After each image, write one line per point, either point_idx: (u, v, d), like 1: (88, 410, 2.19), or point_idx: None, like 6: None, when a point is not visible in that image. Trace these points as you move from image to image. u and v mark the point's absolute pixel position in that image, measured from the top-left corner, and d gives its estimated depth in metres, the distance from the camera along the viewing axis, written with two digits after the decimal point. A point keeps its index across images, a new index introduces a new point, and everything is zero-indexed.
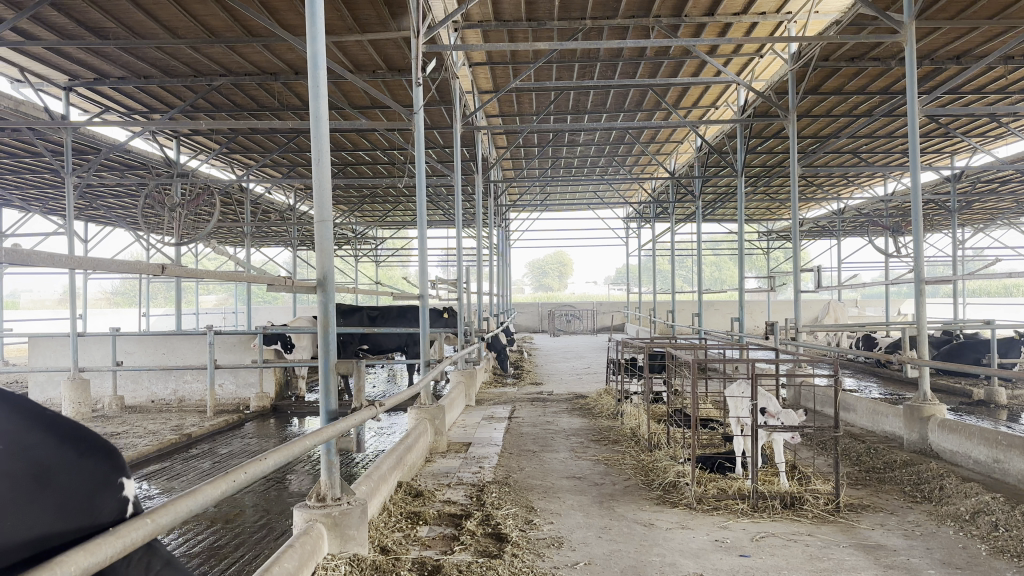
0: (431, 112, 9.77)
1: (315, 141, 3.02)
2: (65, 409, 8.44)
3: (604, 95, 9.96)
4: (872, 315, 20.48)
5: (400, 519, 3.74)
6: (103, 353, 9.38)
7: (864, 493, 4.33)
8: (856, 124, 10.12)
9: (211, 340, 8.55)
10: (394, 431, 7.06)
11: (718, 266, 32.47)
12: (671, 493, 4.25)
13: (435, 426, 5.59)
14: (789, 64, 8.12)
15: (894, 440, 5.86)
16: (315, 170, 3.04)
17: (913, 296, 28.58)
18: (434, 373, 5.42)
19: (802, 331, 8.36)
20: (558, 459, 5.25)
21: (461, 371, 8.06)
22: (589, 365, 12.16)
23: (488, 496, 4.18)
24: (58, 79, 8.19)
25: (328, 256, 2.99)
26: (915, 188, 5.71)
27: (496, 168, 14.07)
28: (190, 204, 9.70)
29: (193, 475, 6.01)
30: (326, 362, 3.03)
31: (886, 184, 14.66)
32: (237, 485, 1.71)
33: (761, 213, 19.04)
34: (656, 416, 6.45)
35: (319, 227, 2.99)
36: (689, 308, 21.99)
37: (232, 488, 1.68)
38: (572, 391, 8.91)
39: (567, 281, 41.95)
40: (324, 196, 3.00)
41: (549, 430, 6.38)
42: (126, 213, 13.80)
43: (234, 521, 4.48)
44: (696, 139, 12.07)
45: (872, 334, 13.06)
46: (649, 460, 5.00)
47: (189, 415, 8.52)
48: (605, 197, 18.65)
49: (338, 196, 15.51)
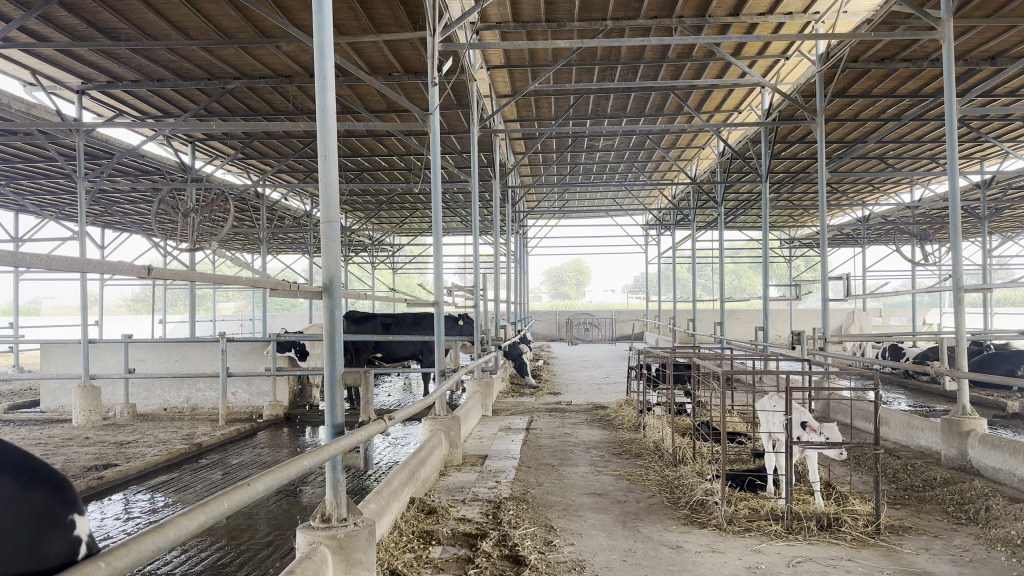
0: (449, 116, 9.59)
1: (322, 137, 2.83)
2: (76, 417, 8.30)
3: (625, 99, 9.75)
4: (898, 325, 20.06)
5: (412, 539, 3.53)
6: (116, 360, 9.25)
7: (905, 514, 4.06)
8: (884, 128, 9.83)
9: (223, 347, 8.38)
10: (408, 443, 6.86)
11: (739, 274, 32.13)
12: (699, 512, 4.01)
13: (450, 437, 5.38)
14: (817, 65, 7.86)
15: (932, 456, 5.58)
16: (321, 167, 2.84)
17: (937, 305, 28.07)
18: (449, 384, 5.22)
19: (830, 341, 8.09)
20: (578, 474, 5.02)
21: (478, 380, 7.85)
22: (609, 375, 11.90)
23: (505, 514, 3.96)
24: (71, 82, 8.09)
25: (333, 259, 2.79)
26: (953, 192, 5.42)
27: (514, 174, 13.90)
28: (205, 209, 9.59)
29: (203, 486, 5.83)
30: (332, 373, 2.83)
31: (912, 191, 14.34)
32: (201, 523, 1.52)
33: (784, 220, 18.72)
34: (679, 428, 6.20)
35: (325, 228, 2.79)
36: (710, 316, 21.67)
37: (194, 525, 1.50)
38: (592, 401, 8.68)
39: (585, 289, 41.65)
40: (331, 195, 2.81)
41: (568, 443, 6.15)
42: (143, 219, 13.74)
43: (241, 537, 4.28)
44: (719, 144, 11.84)
45: (899, 345, 12.72)
46: (674, 476, 4.76)
47: (201, 424, 8.38)
48: (625, 204, 18.42)
49: (355, 202, 15.40)
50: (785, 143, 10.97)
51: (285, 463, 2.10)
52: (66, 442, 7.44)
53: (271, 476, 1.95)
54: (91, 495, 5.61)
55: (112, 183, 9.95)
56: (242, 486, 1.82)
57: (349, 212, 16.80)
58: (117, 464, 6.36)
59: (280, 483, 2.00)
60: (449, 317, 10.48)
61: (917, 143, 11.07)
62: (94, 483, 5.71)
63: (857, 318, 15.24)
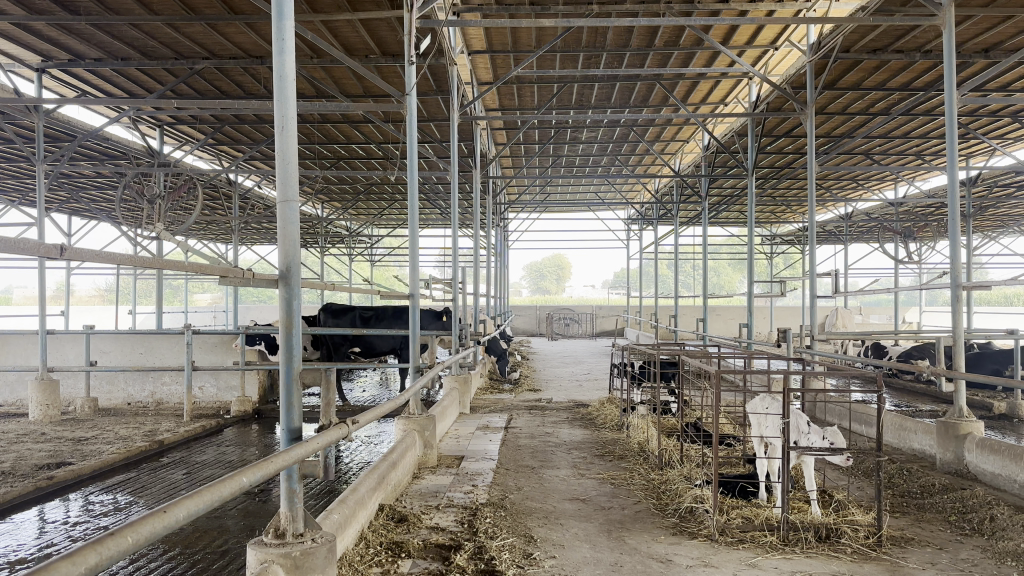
0: (428, 103, 9.27)
1: (279, 106, 2.53)
2: (32, 411, 7.91)
3: (609, 89, 9.51)
4: (879, 323, 20.00)
5: (380, 552, 3.25)
6: (77, 352, 8.89)
7: (905, 523, 3.83)
8: (873, 123, 9.65)
9: (189, 339, 8.03)
10: (381, 442, 6.57)
11: (719, 270, 32.07)
12: (688, 521, 3.75)
13: (425, 437, 5.07)
14: (808, 55, 7.65)
15: (926, 460, 5.36)
16: (278, 141, 2.55)
17: (916, 304, 28.22)
18: (424, 381, 4.92)
19: (817, 339, 7.89)
20: (559, 478, 4.74)
21: (455, 377, 7.56)
22: (590, 371, 11.67)
23: (482, 522, 3.69)
24: (29, 59, 7.69)
25: (291, 244, 2.51)
26: (953, 185, 5.19)
27: (496, 165, 13.61)
28: (172, 196, 9.21)
29: (162, 487, 5.50)
30: (288, 371, 2.53)
31: (897, 188, 14.23)
32: (85, 569, 1.29)
33: (767, 217, 18.61)
34: (665, 428, 5.95)
35: (282, 208, 2.51)
36: (692, 313, 21.54)
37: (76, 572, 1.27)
38: (573, 399, 8.43)
39: (565, 285, 41.48)
40: (289, 172, 2.52)
41: (548, 443, 5.88)
42: (110, 207, 13.30)
43: (197, 545, 3.95)
44: (704, 137, 11.61)
45: (882, 343, 12.61)
46: (660, 480, 4.51)
47: (165, 419, 8.03)
48: (607, 198, 18.20)
49: (331, 192, 15.04)
50: (772, 137, 10.77)
51: (214, 484, 1.82)
52: (20, 438, 7.07)
53: (190, 502, 1.67)
54: (40, 496, 5.27)
55: (76, 167, 9.54)
56: (153, 516, 1.55)
57: (325, 202, 16.45)
58: (71, 462, 6.02)
59: (207, 509, 1.73)
60: (427, 311, 10.17)
61: (905, 139, 10.90)
62: (44, 484, 5.36)
63: (840, 316, 15.12)
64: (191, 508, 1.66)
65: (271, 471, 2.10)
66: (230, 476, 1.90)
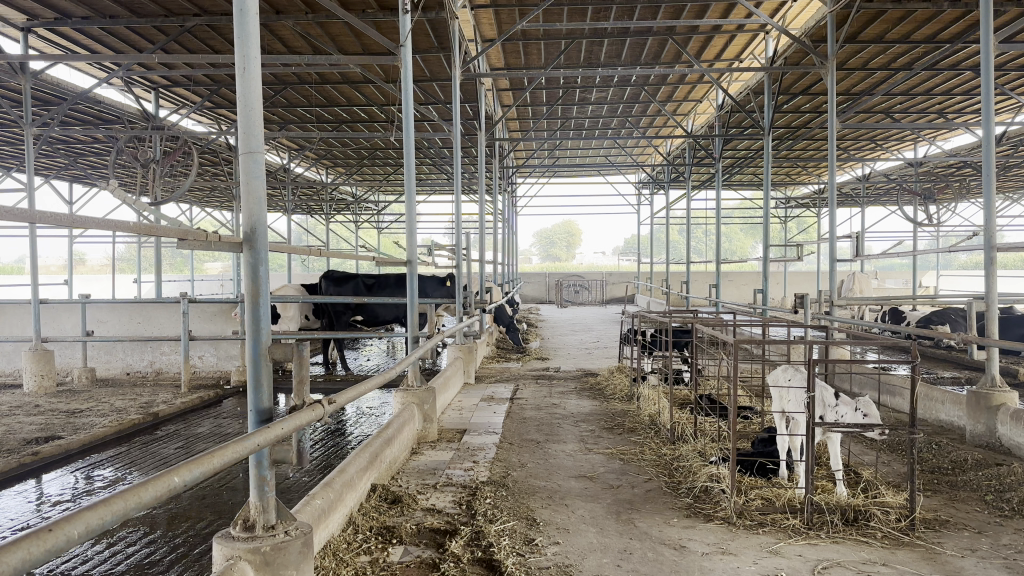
0: (431, 61, 8.93)
1: (240, 45, 2.24)
2: (26, 382, 7.70)
3: (619, 44, 9.14)
4: (896, 288, 19.64)
5: (369, 538, 3.00)
6: (73, 322, 8.68)
7: (936, 504, 3.56)
8: (895, 79, 9.24)
9: (185, 308, 7.78)
10: (381, 414, 6.33)
11: (732, 235, 31.66)
12: (703, 501, 3.48)
13: (424, 411, 4.81)
14: (830, 5, 7.25)
15: (954, 432, 5.07)
16: (239, 86, 2.26)
17: (933, 268, 27.77)
18: (422, 351, 4.64)
19: (836, 305, 7.59)
20: (564, 454, 4.48)
21: (459, 346, 7.30)
22: (600, 339, 11.41)
23: (481, 504, 3.43)
24: (12, 17, 7.35)
25: (256, 201, 2.23)
26: (987, 139, 4.82)
27: (502, 127, 13.26)
28: (167, 160, 8.92)
29: (151, 463, 5.26)
30: (256, 345, 2.27)
31: (917, 148, 13.78)
32: None
33: (782, 179, 18.18)
34: (677, 399, 5.68)
35: (245, 161, 2.24)
36: (704, 279, 21.23)
37: None
38: (581, 368, 8.19)
39: (576, 252, 41.13)
40: (253, 121, 2.24)
41: (555, 415, 5.62)
42: (107, 173, 13.02)
43: (179, 526, 3.70)
44: (718, 96, 11.23)
45: (900, 308, 12.30)
46: (672, 456, 4.24)
47: (163, 390, 7.82)
48: (617, 162, 17.81)
49: (335, 157, 14.71)
50: (789, 95, 10.39)
51: (136, 487, 1.48)
52: (12, 410, 6.86)
53: (94, 513, 1.33)
54: (24, 472, 5.04)
55: (67, 131, 9.23)
56: (41, 533, 1.21)
57: (328, 168, 16.13)
58: (60, 437, 5.79)
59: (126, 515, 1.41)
60: (432, 278, 9.90)
61: (928, 95, 10.49)
62: (28, 460, 5.13)
63: (857, 280, 14.76)
64: (95, 521, 1.32)
65: (216, 466, 1.77)
66: (160, 475, 1.57)
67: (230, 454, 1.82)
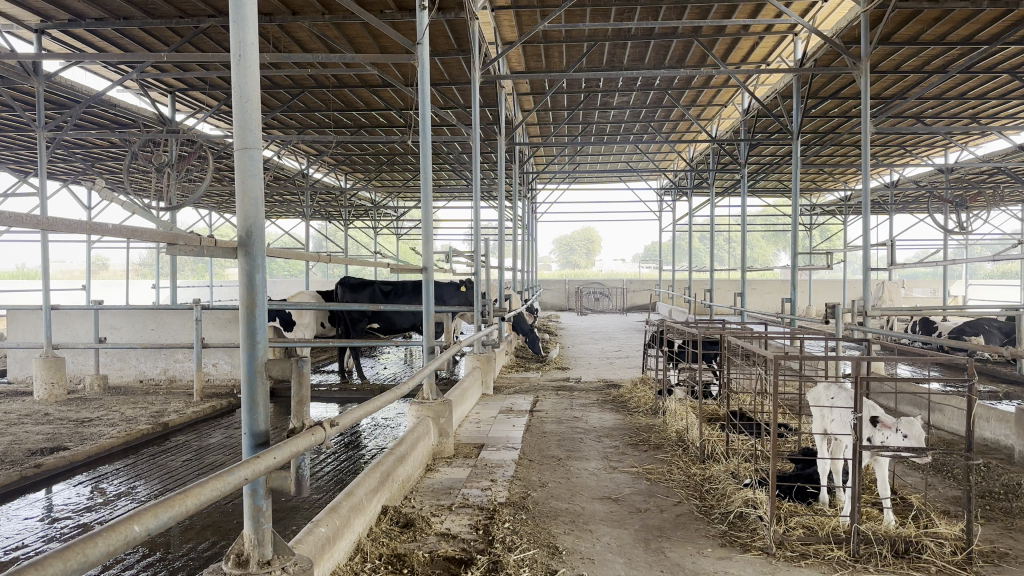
0: (449, 64, 8.74)
1: (235, 31, 2.02)
2: (37, 390, 7.55)
3: (643, 46, 8.90)
4: (925, 297, 19.23)
5: (377, 568, 2.77)
6: (86, 328, 8.54)
7: (992, 533, 3.28)
8: (929, 82, 8.94)
9: (198, 315, 7.60)
10: (395, 426, 6.10)
11: (754, 242, 31.30)
12: (739, 528, 3.23)
13: (440, 425, 4.58)
14: (863, 4, 6.99)
15: (1001, 451, 4.77)
16: (235, 76, 2.04)
17: (962, 276, 27.24)
18: (438, 362, 4.41)
19: (869, 315, 7.31)
20: (587, 472, 4.23)
21: (477, 355, 7.08)
22: (621, 348, 11.15)
23: (499, 529, 3.21)
24: (26, 19, 7.22)
25: (250, 202, 2.02)
26: None
27: (522, 132, 13.07)
28: (182, 163, 8.79)
29: (158, 476, 5.06)
30: (251, 362, 2.05)
31: (948, 154, 13.44)
32: None
33: (808, 185, 17.84)
34: (704, 414, 5.43)
35: (241, 157, 2.04)
36: (728, 287, 20.91)
37: None
38: (603, 379, 7.93)
39: (596, 258, 40.85)
40: (248, 114, 2.04)
41: (576, 430, 5.37)
42: (124, 178, 12.93)
43: (178, 549, 3.48)
44: (744, 100, 10.99)
45: (931, 319, 11.96)
46: (703, 478, 3.98)
47: (175, 399, 7.65)
48: (638, 167, 17.58)
49: (353, 161, 14.59)
50: (817, 99, 10.12)
51: (83, 542, 1.23)
52: (21, 419, 6.72)
53: None
54: (25, 486, 4.85)
55: (82, 134, 9.13)
56: None
57: (346, 173, 16.00)
58: (66, 447, 5.62)
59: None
60: (450, 284, 9.69)
61: (961, 100, 10.19)
62: (29, 473, 4.94)
63: (887, 289, 14.37)
64: None
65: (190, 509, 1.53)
66: (116, 524, 1.32)
67: (208, 491, 1.58)
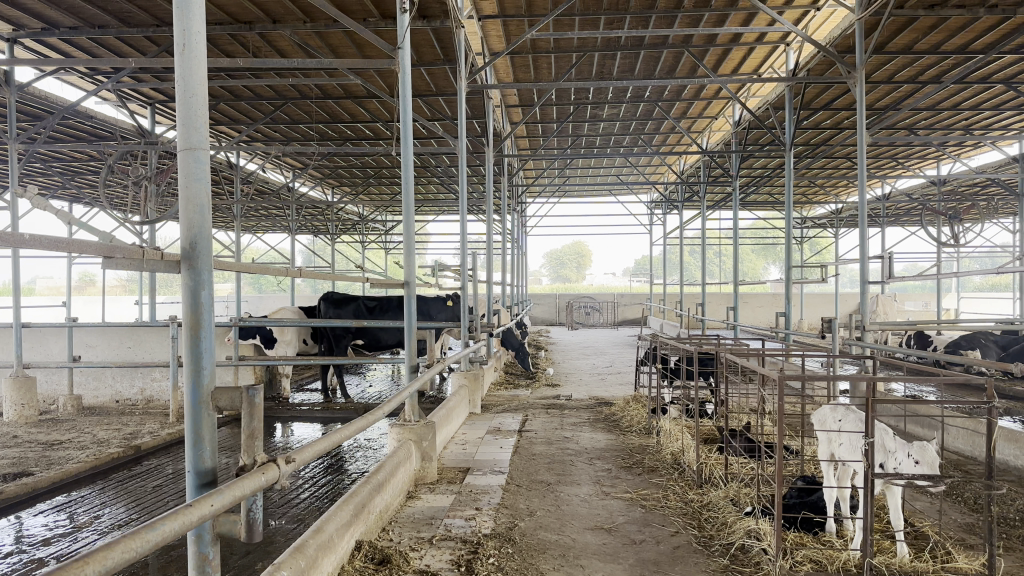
0: (436, 74, 8.55)
1: (179, 17, 1.80)
2: (7, 412, 7.26)
3: (633, 57, 8.76)
4: (917, 310, 19.15)
5: None
6: (61, 346, 8.26)
7: (1011, 566, 3.05)
8: (923, 92, 8.82)
9: (175, 332, 7.32)
10: (377, 447, 5.85)
11: (744, 255, 31.22)
12: (742, 563, 3.00)
13: (422, 449, 4.33)
14: (856, 12, 6.83)
15: (1010, 473, 4.56)
16: (179, 66, 1.81)
17: (954, 289, 27.20)
18: (420, 382, 4.17)
19: (866, 329, 7.12)
20: (578, 499, 4.00)
21: (464, 373, 6.84)
22: (613, 364, 10.92)
23: (481, 565, 2.96)
24: None
25: (193, 208, 1.80)
26: None
27: (511, 144, 12.89)
28: (161, 175, 8.55)
29: (126, 503, 4.78)
30: (195, 390, 1.81)
31: (940, 166, 13.34)
32: None
33: (799, 198, 17.72)
34: (701, 435, 5.20)
35: (185, 159, 1.81)
36: (719, 301, 20.75)
37: None
38: (594, 396, 7.71)
39: (586, 272, 40.65)
40: (193, 110, 1.81)
41: (566, 451, 5.13)
42: (104, 191, 12.65)
43: None
44: (735, 112, 10.85)
45: (925, 333, 11.81)
46: (700, 505, 3.75)
47: (151, 419, 7.38)
48: (629, 181, 17.44)
49: (339, 175, 14.39)
50: (809, 110, 9.97)
51: None
52: None
53: None
54: None
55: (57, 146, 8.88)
56: None
57: (332, 187, 15.78)
58: (31, 473, 5.34)
59: None
60: (437, 300, 9.46)
61: (955, 110, 10.07)
62: None
63: (881, 302, 14.22)
64: None
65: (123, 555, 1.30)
66: None
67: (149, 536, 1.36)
